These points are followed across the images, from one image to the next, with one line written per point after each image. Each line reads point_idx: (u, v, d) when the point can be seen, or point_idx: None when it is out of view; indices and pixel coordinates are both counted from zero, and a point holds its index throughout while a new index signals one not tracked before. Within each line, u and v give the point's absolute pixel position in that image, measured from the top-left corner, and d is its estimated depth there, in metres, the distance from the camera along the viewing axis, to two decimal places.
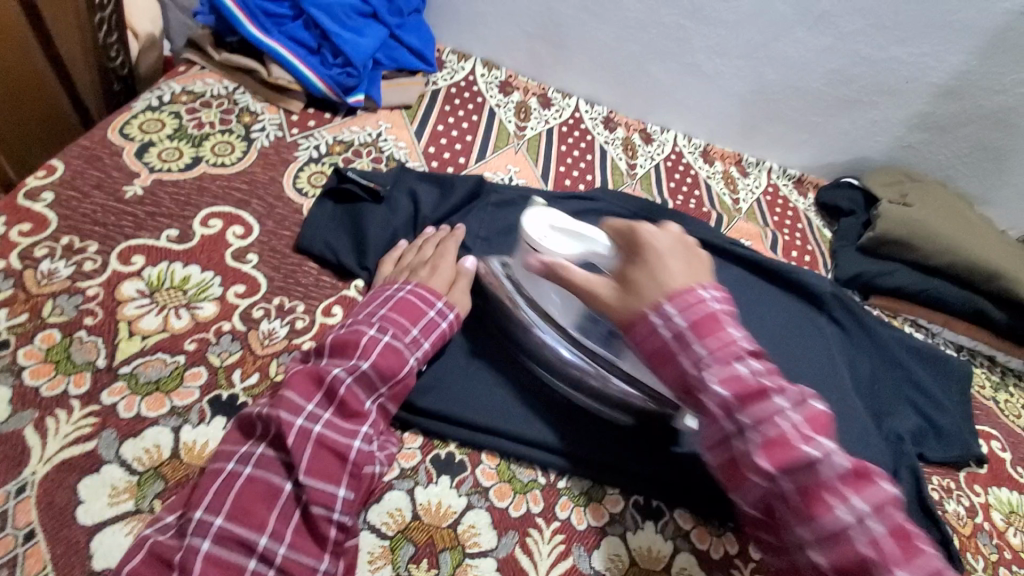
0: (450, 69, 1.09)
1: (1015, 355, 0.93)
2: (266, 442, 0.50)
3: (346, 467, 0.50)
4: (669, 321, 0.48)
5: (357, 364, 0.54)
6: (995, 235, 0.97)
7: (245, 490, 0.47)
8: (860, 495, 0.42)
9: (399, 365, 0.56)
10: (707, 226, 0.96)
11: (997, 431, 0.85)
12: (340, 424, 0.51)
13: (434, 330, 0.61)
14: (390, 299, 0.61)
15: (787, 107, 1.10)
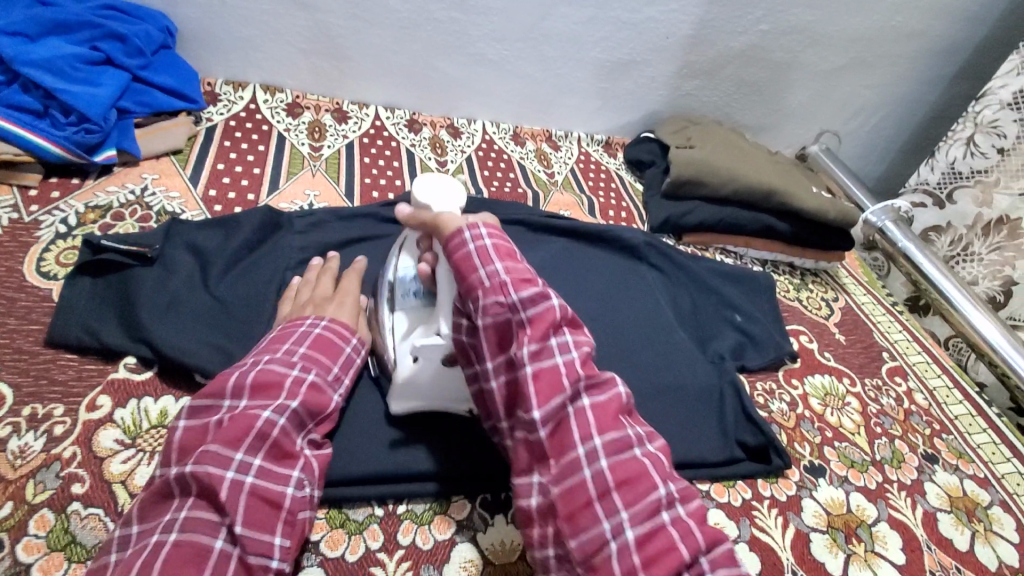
0: (226, 101, 1.00)
1: (806, 256, 1.06)
2: (189, 505, 0.47)
3: (280, 513, 0.50)
4: (490, 271, 0.55)
5: (285, 402, 0.53)
6: (766, 157, 1.10)
7: (173, 557, 0.44)
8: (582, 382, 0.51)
9: (324, 399, 0.57)
10: (526, 207, 0.98)
11: (803, 326, 0.96)
12: (272, 471, 0.51)
13: (351, 366, 0.63)
14: (307, 335, 0.60)
15: (575, 79, 1.15)
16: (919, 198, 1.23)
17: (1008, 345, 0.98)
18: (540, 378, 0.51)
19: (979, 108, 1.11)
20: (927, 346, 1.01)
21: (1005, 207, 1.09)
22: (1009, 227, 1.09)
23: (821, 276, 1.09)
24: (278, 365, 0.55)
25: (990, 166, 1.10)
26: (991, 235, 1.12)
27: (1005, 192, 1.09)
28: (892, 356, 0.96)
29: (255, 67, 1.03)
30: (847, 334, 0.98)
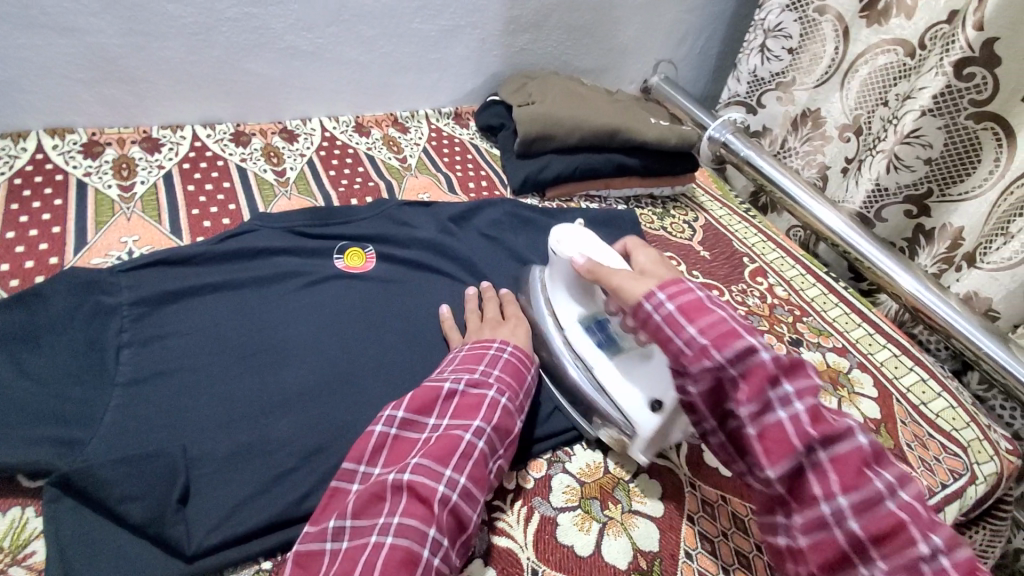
0: (5, 158, 0.87)
1: (663, 185, 1.11)
2: (402, 512, 0.52)
3: (464, 536, 0.54)
4: (660, 309, 0.58)
5: (483, 427, 0.59)
6: (606, 97, 1.12)
7: (390, 559, 0.49)
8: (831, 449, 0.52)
9: (511, 426, 0.62)
10: (386, 201, 0.93)
11: (671, 252, 1.01)
12: (472, 493, 0.55)
13: (529, 396, 0.67)
14: (497, 359, 0.66)
15: (403, 55, 1.10)
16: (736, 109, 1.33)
17: (849, 228, 1.07)
18: (765, 437, 0.53)
19: (763, 16, 1.20)
20: (780, 242, 1.10)
21: (805, 102, 1.20)
22: (812, 120, 1.20)
23: (680, 200, 1.14)
24: (480, 391, 0.62)
25: (784, 67, 1.21)
26: (799, 129, 1.22)
27: (801, 88, 1.20)
28: (751, 259, 1.04)
29: (29, 110, 0.89)
30: (710, 250, 1.04)
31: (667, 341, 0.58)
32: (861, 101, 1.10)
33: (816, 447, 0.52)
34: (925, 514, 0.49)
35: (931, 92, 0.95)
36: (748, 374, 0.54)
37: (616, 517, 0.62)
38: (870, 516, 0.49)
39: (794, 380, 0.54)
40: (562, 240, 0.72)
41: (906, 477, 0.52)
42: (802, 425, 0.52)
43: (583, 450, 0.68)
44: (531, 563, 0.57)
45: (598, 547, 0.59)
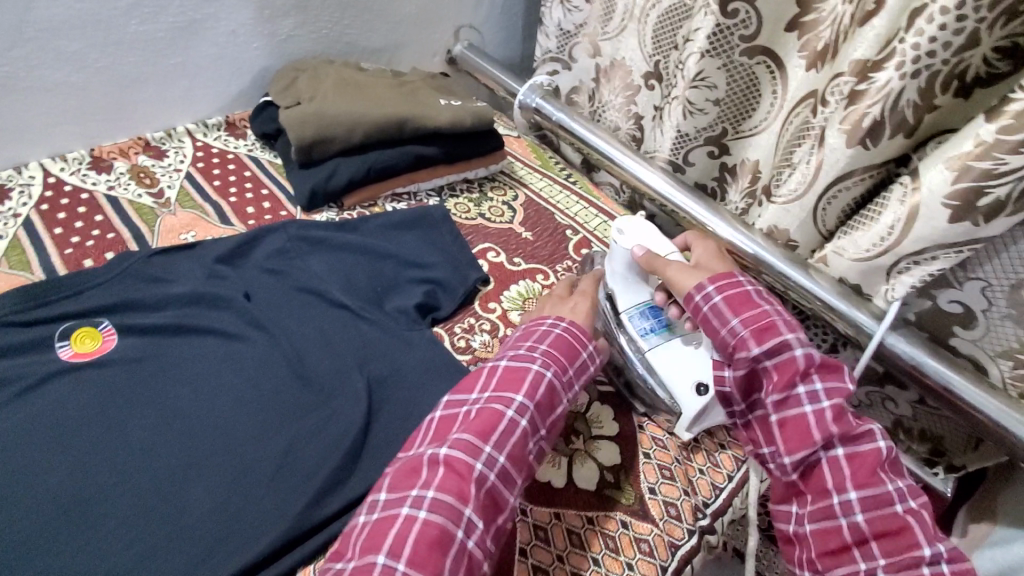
0: None
1: (475, 167, 1.03)
2: (437, 486, 0.55)
3: (497, 517, 0.57)
4: (710, 299, 0.69)
5: (524, 406, 0.62)
6: (392, 82, 0.99)
7: (423, 532, 0.53)
8: (845, 443, 0.62)
9: (556, 403, 0.65)
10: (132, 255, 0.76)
11: (490, 242, 0.94)
12: (507, 474, 0.59)
13: (585, 371, 0.69)
14: (547, 335, 0.69)
15: (128, 65, 0.90)
16: (552, 66, 1.27)
17: (663, 183, 1.04)
18: (785, 425, 0.64)
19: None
20: (599, 204, 1.07)
21: (611, 52, 1.15)
22: (620, 69, 1.15)
23: (497, 179, 1.07)
24: (523, 366, 0.65)
25: (586, 18, 1.16)
26: (611, 81, 1.18)
27: (606, 39, 1.15)
28: (575, 231, 1.00)
29: None
30: (532, 230, 0.98)
31: (715, 332, 0.68)
32: (655, 45, 1.05)
33: (834, 442, 0.62)
34: (925, 520, 0.59)
35: (705, 32, 0.90)
36: (783, 364, 0.64)
37: None
38: (877, 513, 0.60)
39: (827, 375, 0.64)
40: (624, 230, 0.80)
41: (916, 488, 0.61)
42: (825, 423, 0.62)
43: None
44: None
45: None
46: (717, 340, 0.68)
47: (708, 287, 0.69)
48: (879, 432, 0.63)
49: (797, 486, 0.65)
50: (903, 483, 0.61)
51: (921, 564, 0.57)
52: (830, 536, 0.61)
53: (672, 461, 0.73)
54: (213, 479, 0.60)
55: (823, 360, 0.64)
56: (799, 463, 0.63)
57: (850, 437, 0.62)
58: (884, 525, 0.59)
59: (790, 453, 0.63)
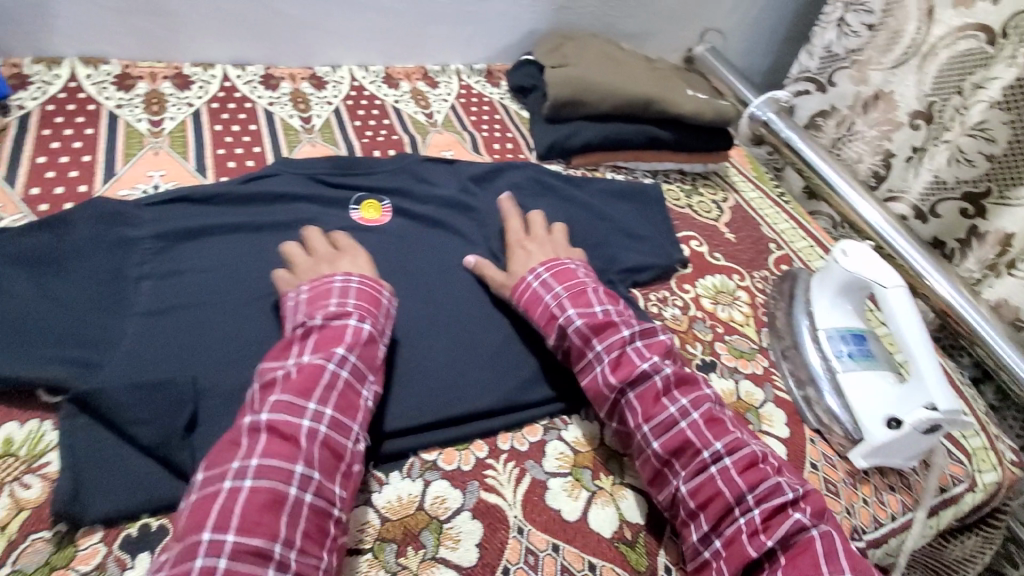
0: (39, 83, 0.88)
1: (694, 161, 1.07)
2: (258, 454, 0.51)
3: (341, 466, 0.55)
4: (541, 276, 0.72)
5: (346, 356, 0.59)
6: (644, 64, 1.06)
7: (252, 501, 0.49)
8: (715, 437, 0.62)
9: (375, 353, 0.62)
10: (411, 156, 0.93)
11: (695, 232, 0.99)
12: (339, 424, 0.56)
13: (388, 316, 0.67)
14: (301, 305, 0.64)
15: (436, 5, 1.07)
16: (805, 86, 1.27)
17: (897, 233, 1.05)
18: (591, 388, 0.66)
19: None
20: (810, 230, 1.06)
21: (878, 83, 1.13)
22: (884, 100, 1.13)
23: (711, 178, 1.10)
24: (338, 325, 0.61)
25: (862, 44, 1.15)
26: (869, 111, 1.16)
27: (878, 69, 1.13)
28: (778, 246, 1.01)
29: (66, 37, 0.90)
30: (737, 233, 1.01)
31: (537, 303, 0.71)
32: (939, 87, 1.04)
33: (626, 390, 0.64)
34: (707, 434, 0.62)
35: (1004, 84, 0.93)
36: (643, 393, 0.64)
37: (606, 487, 0.63)
38: (643, 394, 0.64)
39: (682, 392, 0.65)
40: (848, 252, 0.78)
41: (700, 400, 0.64)
42: (607, 377, 0.65)
43: (581, 420, 0.69)
44: (518, 522, 0.58)
45: (585, 515, 0.60)
46: (536, 314, 0.70)
47: (537, 267, 0.74)
48: (656, 365, 0.65)
49: (621, 434, 0.66)
50: (687, 402, 0.64)
51: (709, 464, 0.60)
52: (655, 478, 0.62)
53: (839, 480, 0.72)
54: (448, 342, 0.71)
55: (594, 323, 0.67)
56: (610, 417, 0.66)
57: (635, 382, 0.64)
58: (690, 470, 0.61)
59: (597, 408, 0.66)
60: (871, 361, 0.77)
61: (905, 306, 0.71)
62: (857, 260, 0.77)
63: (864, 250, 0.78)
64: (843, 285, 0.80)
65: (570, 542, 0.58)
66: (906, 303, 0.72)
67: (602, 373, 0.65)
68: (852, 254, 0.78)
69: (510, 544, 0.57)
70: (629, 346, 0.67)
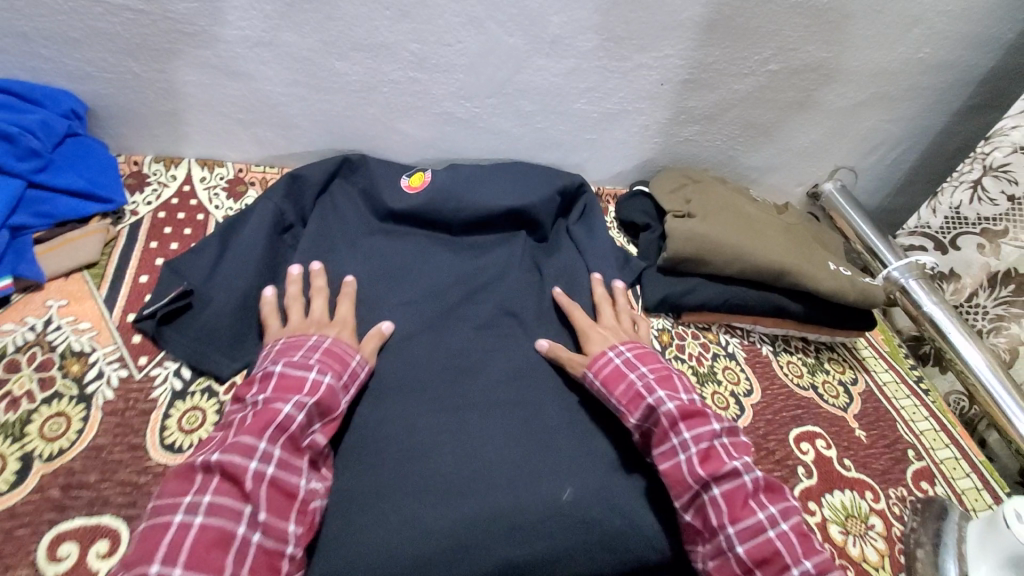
0: (156, 185, 0.87)
1: (823, 333, 0.95)
2: (210, 490, 0.52)
3: (295, 503, 0.56)
4: (621, 354, 0.77)
5: (303, 401, 0.60)
6: (775, 221, 0.96)
7: (199, 538, 0.50)
8: (803, 553, 0.58)
9: (334, 403, 0.64)
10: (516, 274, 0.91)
11: (820, 426, 0.85)
12: (289, 464, 0.57)
13: (354, 381, 0.69)
14: (316, 347, 0.68)
15: (556, 131, 1.01)
16: (919, 241, 1.15)
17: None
18: (670, 474, 0.65)
19: (988, 150, 1.01)
20: (954, 434, 0.91)
21: (1013, 260, 1.03)
22: (1017, 282, 1.03)
23: (837, 351, 0.98)
24: (295, 373, 0.63)
25: (999, 214, 1.03)
26: (997, 289, 1.05)
27: (1012, 244, 1.02)
28: (918, 454, 0.87)
29: (188, 140, 0.90)
30: (868, 430, 0.87)
31: (620, 378, 0.73)
32: None
33: (710, 483, 0.62)
34: (796, 543, 0.59)
35: None
36: (728, 491, 0.62)
37: None
38: (729, 492, 0.62)
39: (770, 500, 0.63)
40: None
41: (790, 513, 0.62)
42: (693, 467, 0.63)
43: None
44: None
45: None
46: (610, 382, 0.73)
47: (610, 351, 0.77)
48: (746, 466, 0.63)
49: (695, 527, 0.64)
50: (774, 510, 0.62)
51: None
52: None
53: None
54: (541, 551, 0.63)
55: (685, 409, 0.67)
56: (688, 505, 0.64)
57: (722, 478, 0.62)
58: None
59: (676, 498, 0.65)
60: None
61: None
62: None
63: None
64: (1013, 556, 0.67)
65: None
66: None
67: (688, 462, 0.64)
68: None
69: None
70: (718, 441, 0.65)
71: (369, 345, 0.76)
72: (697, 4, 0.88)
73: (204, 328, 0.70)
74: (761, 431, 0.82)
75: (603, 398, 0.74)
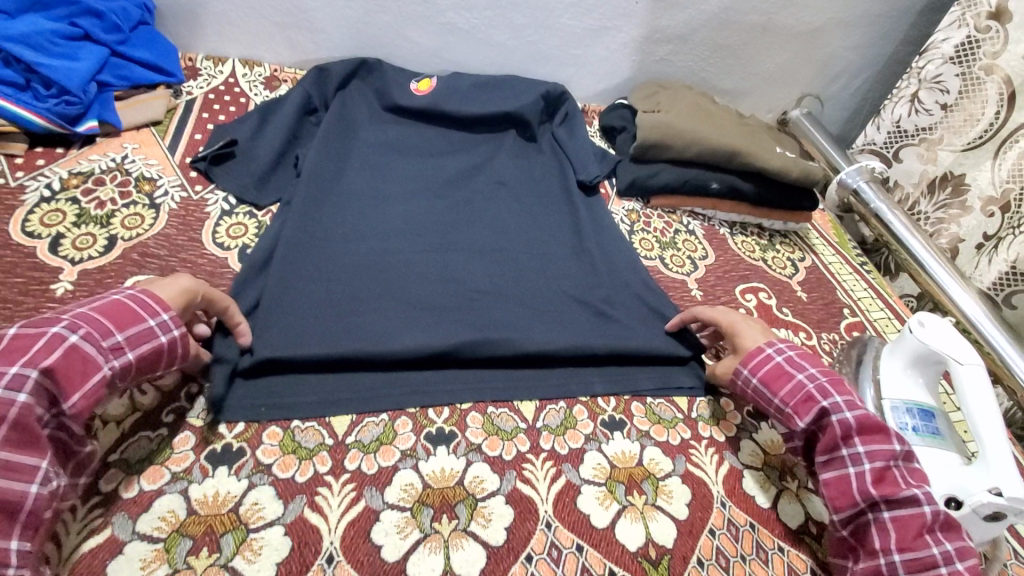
0: (206, 75, 1.04)
1: (774, 217, 1.08)
2: None
3: (16, 518, 0.44)
4: (783, 351, 0.72)
5: (32, 376, 0.47)
6: (736, 121, 1.09)
7: None
8: None
9: (91, 375, 0.50)
10: (508, 158, 1.07)
11: (765, 284, 0.99)
12: (4, 467, 0.44)
13: (147, 338, 0.54)
14: (95, 301, 0.54)
15: (546, 46, 1.16)
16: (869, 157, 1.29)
17: (987, 321, 1.04)
18: (830, 484, 0.63)
19: (922, 64, 1.15)
20: (889, 302, 1.03)
21: (949, 164, 1.15)
22: (953, 185, 1.15)
23: (790, 237, 1.11)
24: (40, 332, 0.49)
25: (934, 122, 1.16)
26: (937, 194, 1.18)
27: (949, 148, 1.14)
28: (854, 313, 0.99)
29: (233, 41, 1.07)
30: (809, 292, 1.00)
31: (785, 377, 0.69)
32: (1015, 174, 1.05)
33: (879, 505, 0.59)
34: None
35: None
36: (902, 518, 0.58)
37: (638, 505, 0.64)
38: (902, 517, 0.58)
39: (947, 535, 0.58)
40: (926, 324, 0.76)
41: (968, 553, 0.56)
42: (865, 483, 0.60)
43: (622, 438, 0.70)
44: (547, 516, 0.61)
45: (613, 524, 0.62)
46: (772, 383, 0.70)
47: (770, 349, 0.72)
48: (929, 497, 0.59)
49: (850, 542, 0.62)
50: (950, 546, 0.57)
51: None
52: None
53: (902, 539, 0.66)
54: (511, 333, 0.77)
55: (867, 423, 0.63)
56: (847, 521, 0.62)
57: (897, 502, 0.59)
58: None
59: (835, 509, 0.62)
60: (938, 439, 0.73)
61: (979, 388, 0.70)
62: (940, 333, 0.75)
63: (941, 325, 0.76)
64: (914, 357, 0.78)
65: (594, 546, 0.59)
66: (982, 383, 0.70)
67: (858, 477, 0.61)
68: (931, 327, 0.76)
69: (537, 534, 0.59)
70: (895, 465, 0.61)
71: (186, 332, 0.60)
72: None
73: (244, 167, 0.87)
74: (710, 283, 0.96)
75: (763, 397, 0.71)
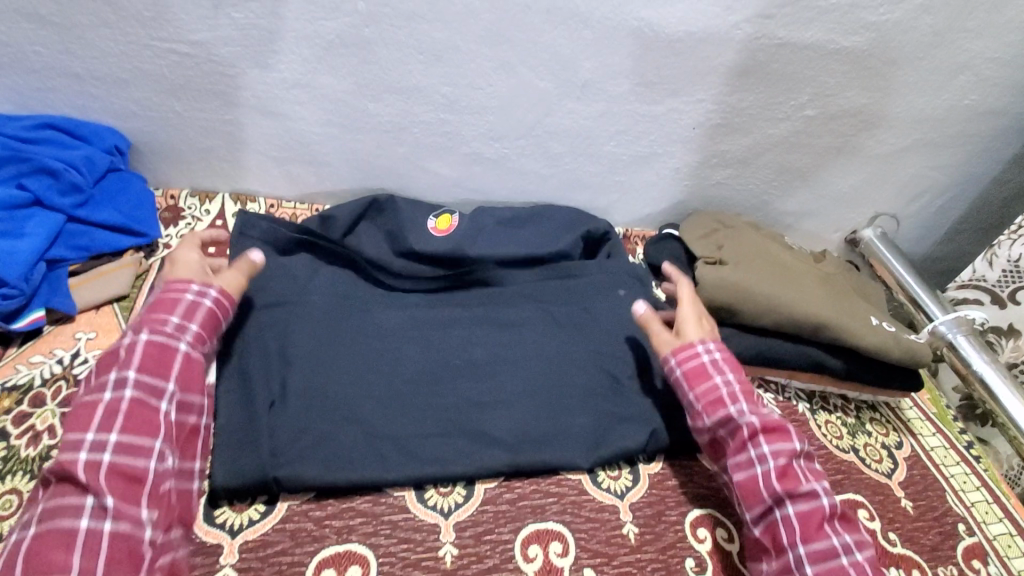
0: (189, 218, 0.89)
1: (863, 390, 0.89)
2: (50, 500, 0.52)
3: (144, 487, 0.55)
4: (709, 349, 0.75)
5: (129, 376, 0.58)
6: (811, 275, 0.92)
7: (46, 541, 0.50)
8: None
9: (169, 357, 0.61)
10: (550, 311, 0.86)
11: (863, 495, 0.79)
12: (128, 447, 0.55)
13: (196, 310, 0.65)
14: (148, 306, 0.65)
15: (585, 173, 1.00)
16: (973, 292, 1.11)
17: None
18: (743, 489, 0.67)
19: None
20: (1008, 507, 0.86)
21: None
22: None
23: (880, 411, 0.92)
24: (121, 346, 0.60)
25: None
26: None
27: None
28: (969, 529, 0.80)
29: (223, 175, 0.92)
30: (915, 501, 0.81)
31: (709, 388, 0.72)
32: None
33: (784, 500, 0.64)
34: (868, 573, 0.61)
35: None
36: (805, 512, 0.63)
37: None
38: (804, 511, 0.63)
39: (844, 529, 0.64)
40: None
41: None
42: (771, 481, 0.65)
43: None
44: None
45: None
46: (703, 402, 0.72)
47: (698, 346, 0.75)
48: (823, 490, 0.65)
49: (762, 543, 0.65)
50: (849, 537, 0.63)
51: None
52: None
53: None
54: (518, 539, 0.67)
55: (767, 423, 0.69)
56: (759, 519, 0.66)
57: (798, 496, 0.64)
58: None
59: (755, 521, 0.66)
60: None
61: None
62: None
63: None
64: None
65: None
66: None
67: (765, 476, 0.66)
68: None
69: None
70: (794, 461, 0.67)
71: (236, 271, 0.72)
72: (731, 50, 0.86)
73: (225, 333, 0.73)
74: None
75: (679, 388, 0.74)
